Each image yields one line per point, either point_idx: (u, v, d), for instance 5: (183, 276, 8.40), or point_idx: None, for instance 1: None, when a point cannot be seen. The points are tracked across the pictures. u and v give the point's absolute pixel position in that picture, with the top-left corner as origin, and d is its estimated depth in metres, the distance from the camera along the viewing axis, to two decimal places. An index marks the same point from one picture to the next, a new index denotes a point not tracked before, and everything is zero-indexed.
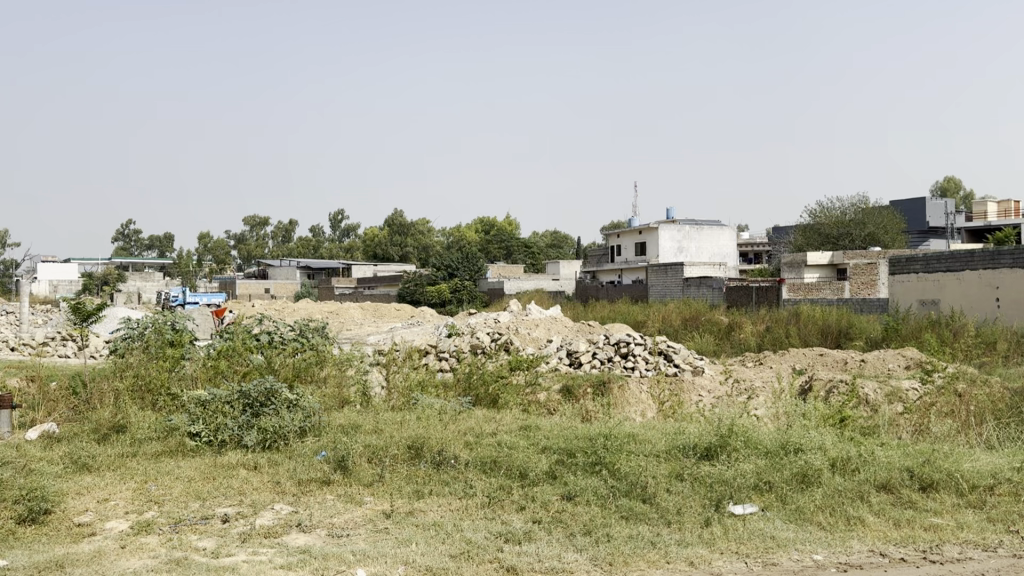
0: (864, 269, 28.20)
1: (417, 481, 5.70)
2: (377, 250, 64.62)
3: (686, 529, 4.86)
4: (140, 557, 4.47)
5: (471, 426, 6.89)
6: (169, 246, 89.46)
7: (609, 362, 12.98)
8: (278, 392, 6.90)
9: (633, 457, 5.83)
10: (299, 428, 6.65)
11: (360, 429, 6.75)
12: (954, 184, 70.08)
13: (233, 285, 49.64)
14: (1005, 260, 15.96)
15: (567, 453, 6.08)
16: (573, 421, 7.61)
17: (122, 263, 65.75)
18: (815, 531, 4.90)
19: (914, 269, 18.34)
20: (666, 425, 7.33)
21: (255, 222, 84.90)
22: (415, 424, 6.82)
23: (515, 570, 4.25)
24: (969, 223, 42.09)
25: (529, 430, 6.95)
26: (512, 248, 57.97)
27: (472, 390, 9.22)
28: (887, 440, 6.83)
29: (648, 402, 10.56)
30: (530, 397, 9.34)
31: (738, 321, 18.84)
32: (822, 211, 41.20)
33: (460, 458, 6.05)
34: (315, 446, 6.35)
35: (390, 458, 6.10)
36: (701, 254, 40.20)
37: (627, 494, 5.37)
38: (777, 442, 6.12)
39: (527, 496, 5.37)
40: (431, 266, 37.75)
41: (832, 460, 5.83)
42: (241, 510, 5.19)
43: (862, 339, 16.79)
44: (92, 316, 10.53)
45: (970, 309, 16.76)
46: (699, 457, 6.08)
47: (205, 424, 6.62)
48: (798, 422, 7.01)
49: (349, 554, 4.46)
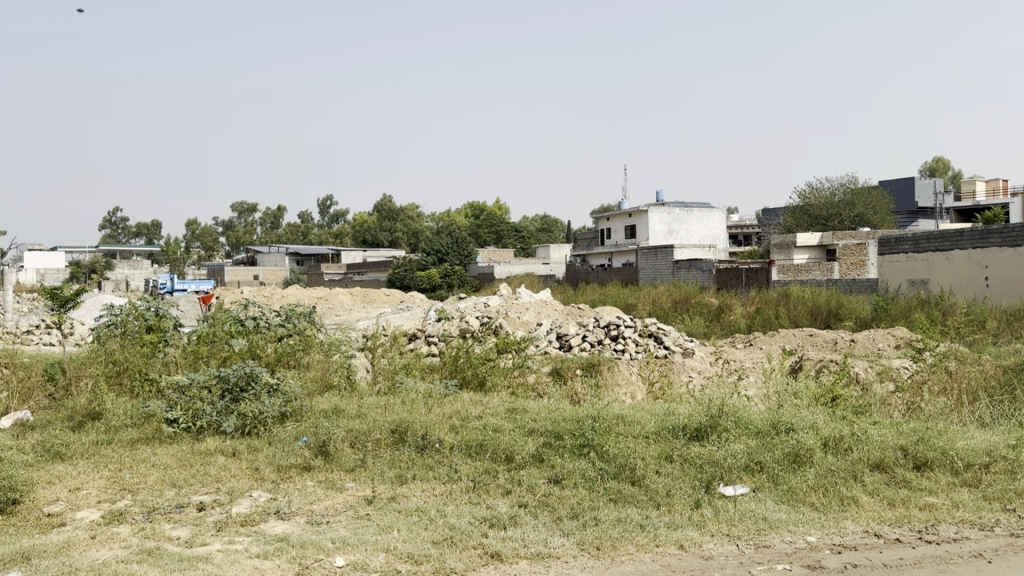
0: (853, 250, 28.14)
1: (400, 465, 5.55)
2: (366, 236, 64.27)
3: (676, 511, 4.73)
4: (111, 548, 4.31)
5: (457, 409, 6.74)
6: (156, 234, 88.83)
7: (599, 345, 12.84)
8: (258, 377, 6.74)
9: (622, 438, 5.69)
10: (279, 413, 6.49)
11: (343, 414, 6.59)
12: (943, 164, 70.07)
13: (221, 272, 49.29)
14: (994, 239, 15.87)
15: (554, 436, 5.94)
16: (561, 403, 7.47)
17: (109, 250, 65.25)
18: (807, 512, 4.77)
19: (904, 249, 18.26)
20: (655, 406, 7.21)
21: (243, 208, 84.34)
22: (399, 407, 6.66)
23: (499, 556, 4.10)
24: (958, 202, 42.06)
25: (516, 412, 6.81)
26: (503, 232, 57.73)
27: (459, 373, 9.07)
28: (879, 419, 6.72)
29: (637, 383, 10.44)
30: (517, 380, 9.20)
31: (728, 302, 18.74)
32: (812, 191, 41.09)
33: (444, 441, 5.89)
34: (295, 432, 6.19)
35: (373, 443, 5.94)
36: (691, 237, 40.10)
37: (616, 477, 5.23)
38: (768, 422, 5.99)
39: (512, 479, 5.23)
40: (421, 251, 37.51)
41: (825, 440, 5.71)
42: (218, 497, 5.04)
43: (852, 320, 16.73)
44: (70, 301, 10.33)
45: (960, 288, 16.69)
46: (689, 438, 5.94)
47: (183, 410, 6.45)
48: (789, 401, 6.89)
49: (328, 542, 4.30)
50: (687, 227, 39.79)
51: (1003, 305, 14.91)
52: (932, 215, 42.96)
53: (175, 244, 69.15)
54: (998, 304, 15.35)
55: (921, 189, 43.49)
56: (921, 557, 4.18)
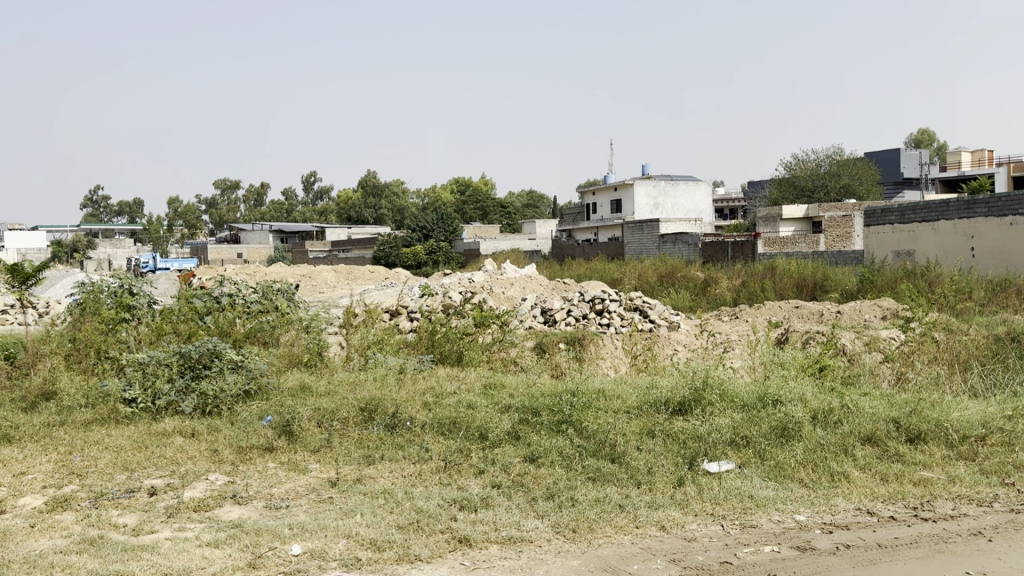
0: (839, 222, 27.96)
1: (368, 445, 5.24)
2: (351, 213, 63.64)
3: (658, 490, 4.46)
4: (50, 537, 4.00)
5: (432, 386, 6.45)
6: (138, 213, 87.76)
7: (583, 320, 12.56)
8: (221, 354, 6.42)
9: (602, 414, 5.42)
10: (243, 391, 6.17)
11: (312, 392, 6.28)
12: (927, 135, 69.99)
13: (204, 251, 48.53)
14: (980, 209, 15.67)
15: (531, 412, 5.66)
16: (541, 378, 7.19)
17: (89, 229, 64.28)
18: (796, 489, 4.53)
19: (889, 220, 18.03)
20: (637, 380, 6.95)
21: (226, 185, 83.37)
22: (370, 384, 6.34)
23: (468, 541, 3.82)
24: (944, 174, 41.97)
25: (493, 388, 6.53)
26: (488, 208, 57.16)
27: (437, 348, 8.76)
28: (869, 391, 6.48)
29: (621, 357, 10.18)
30: (498, 355, 8.91)
31: (714, 276, 18.50)
32: (798, 162, 40.82)
33: (416, 419, 5.59)
34: (259, 411, 5.87)
35: (340, 422, 5.63)
36: (677, 210, 39.84)
37: (595, 454, 4.95)
38: (755, 395, 5.74)
39: (486, 458, 4.94)
40: (406, 228, 37.03)
41: (814, 412, 5.45)
42: (171, 481, 4.73)
43: (837, 292, 16.53)
44: (32, 278, 9.93)
45: (945, 259, 16.51)
46: (672, 413, 5.68)
47: (141, 388, 6.12)
48: (776, 372, 6.64)
49: (285, 528, 4.01)
50: (673, 201, 39.51)
51: (990, 274, 14.73)
52: (917, 186, 42.91)
53: (157, 222, 68.29)
54: (984, 274, 15.17)
55: (906, 160, 43.37)
56: (916, 536, 3.94)
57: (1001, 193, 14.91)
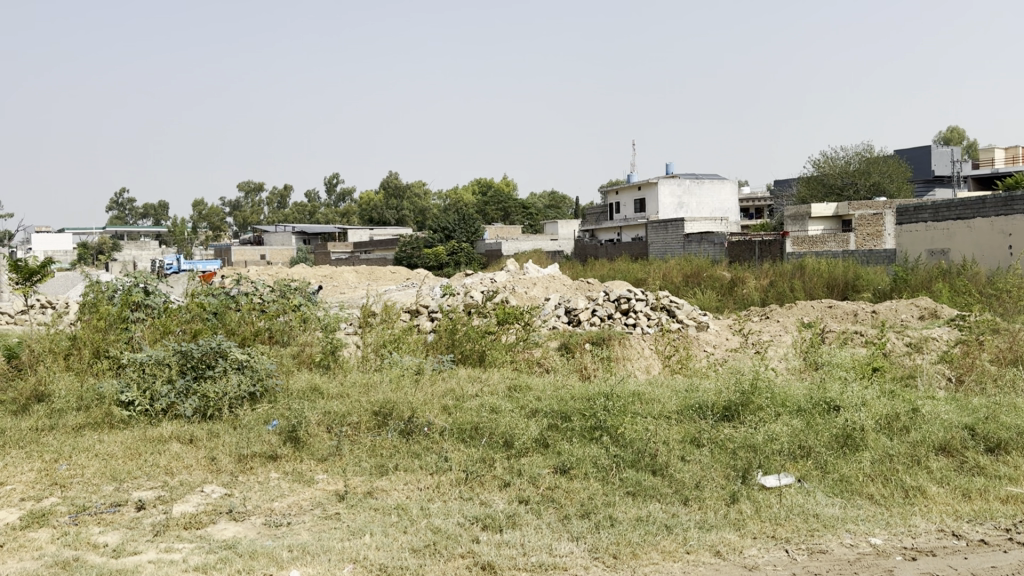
0: (869, 220, 27.10)
1: (381, 453, 4.73)
2: (373, 214, 63.48)
3: (708, 508, 3.92)
4: (20, 559, 3.52)
5: (452, 388, 5.93)
6: (163, 214, 88.30)
7: (609, 320, 12.00)
8: (226, 353, 5.95)
9: (639, 420, 4.89)
10: (247, 394, 5.70)
11: (322, 395, 5.78)
12: (956, 131, 68.31)
13: (227, 253, 48.46)
14: (1018, 206, 14.80)
15: (560, 417, 5.14)
16: (569, 380, 6.66)
17: (114, 231, 64.57)
18: (868, 507, 3.96)
19: (923, 218, 17.24)
20: (674, 382, 6.38)
21: (249, 188, 83.52)
22: (385, 385, 5.83)
23: (492, 568, 3.30)
24: (976, 171, 40.82)
25: (518, 391, 6.00)
26: (510, 209, 56.60)
27: (455, 348, 8.24)
28: (930, 395, 5.86)
29: (652, 358, 9.60)
30: (521, 356, 8.38)
31: (741, 275, 17.85)
32: (826, 159, 39.88)
33: (434, 425, 5.07)
34: (265, 415, 5.39)
35: (351, 427, 5.12)
36: (702, 209, 39.09)
37: (634, 466, 4.42)
38: (812, 398, 5.17)
39: (511, 469, 4.41)
40: (428, 228, 36.60)
41: (878, 418, 4.87)
42: (162, 494, 4.26)
43: (870, 291, 15.81)
44: (37, 274, 9.56)
45: (983, 258, 15.69)
46: (717, 419, 5.13)
47: (138, 390, 5.66)
48: (827, 373, 6.04)
49: (283, 550, 3.51)
50: (698, 199, 38.79)
51: None
52: (948, 184, 41.84)
53: (181, 224, 68.48)
54: None
55: (937, 157, 42.27)
56: (1017, 565, 3.37)
57: None
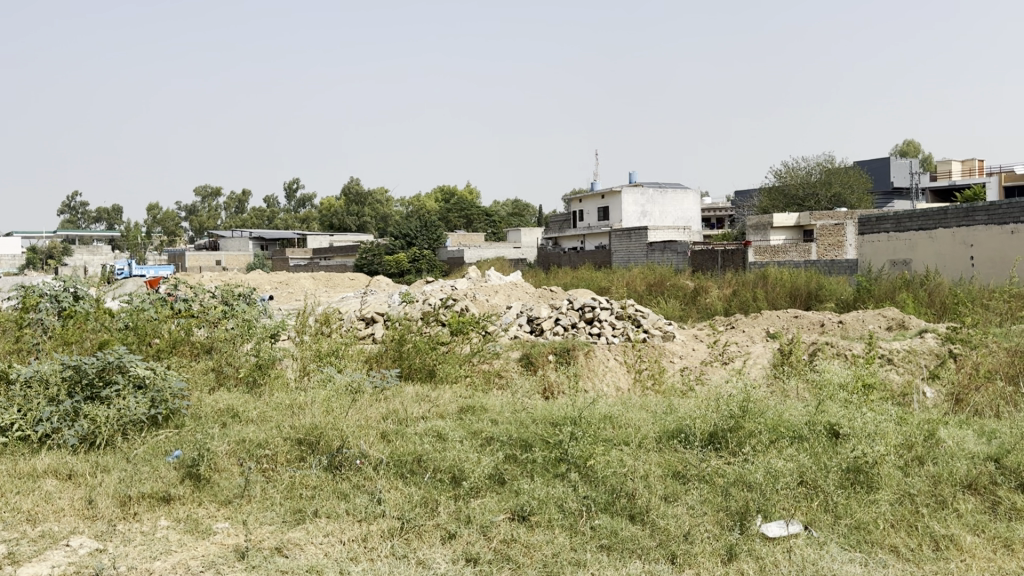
0: (831, 230, 26.71)
1: (302, 493, 3.88)
2: (334, 221, 62.09)
3: (700, 571, 3.14)
4: None
5: (392, 411, 5.08)
6: (117, 218, 85.66)
7: (573, 329, 11.24)
8: (127, 368, 5.08)
9: (614, 452, 4.11)
10: (147, 417, 4.81)
11: (239, 419, 4.91)
12: (913, 146, 68.92)
13: (182, 260, 46.81)
14: (980, 217, 14.29)
15: (519, 447, 4.34)
16: (529, 399, 5.82)
17: (64, 235, 62.46)
18: (895, 564, 3.21)
19: (885, 228, 16.72)
20: (649, 401, 5.58)
21: (207, 193, 81.41)
22: (313, 406, 4.95)
23: None
24: (935, 184, 40.96)
25: (469, 413, 5.17)
26: (473, 216, 55.65)
27: (402, 361, 7.35)
28: (931, 416, 5.11)
29: (618, 371, 8.82)
30: (475, 369, 7.53)
31: (705, 284, 17.24)
32: (788, 169, 39.69)
33: (367, 455, 4.23)
34: (166, 445, 4.52)
35: (267, 460, 4.26)
36: (665, 218, 38.68)
37: (608, 510, 3.64)
38: (812, 424, 4.45)
39: (458, 514, 3.59)
40: (389, 235, 35.59)
41: (890, 449, 4.13)
42: (14, 549, 3.36)
43: (833, 301, 15.24)
44: None
45: (946, 269, 15.16)
46: (703, 449, 4.36)
47: (16, 411, 4.74)
48: (820, 392, 5.29)
49: None
50: (661, 208, 38.39)
51: (993, 284, 13.37)
52: (907, 194, 41.92)
53: (134, 229, 66.47)
54: (988, 284, 13.81)
55: (896, 170, 42.30)
56: None
57: (1001, 200, 13.57)
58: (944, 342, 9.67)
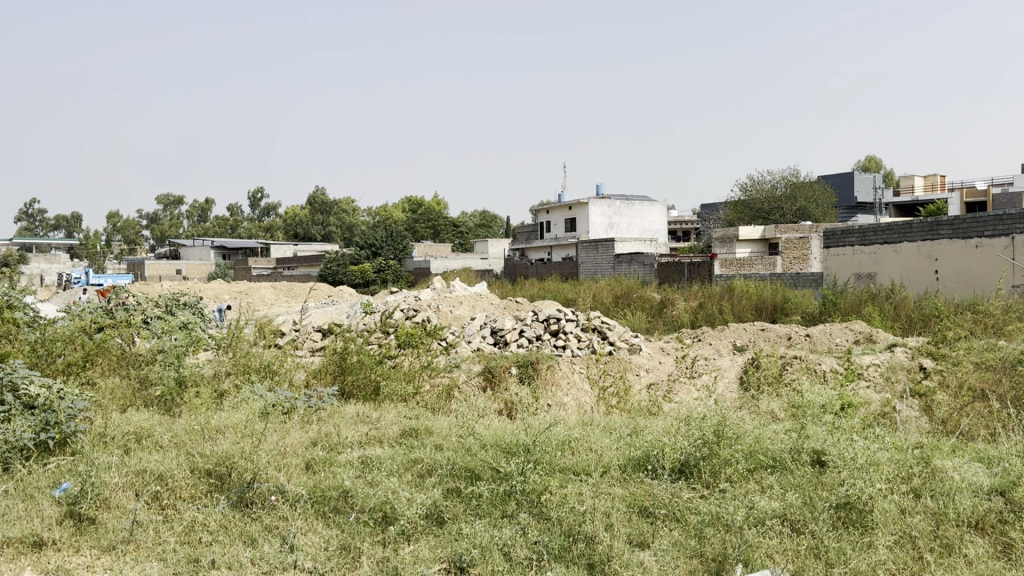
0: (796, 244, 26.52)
1: (202, 537, 3.27)
2: (299, 230, 61.08)
3: None
4: None
5: (325, 436, 4.46)
6: (75, 226, 83.64)
7: (537, 341, 10.70)
8: (18, 387, 4.42)
9: (572, 487, 3.56)
10: (36, 444, 4.15)
11: (145, 446, 4.28)
12: (877, 161, 70.15)
13: (141, 269, 45.56)
14: (944, 231, 13.99)
15: (464, 479, 3.78)
16: (480, 419, 5.27)
17: (20, 242, 60.62)
18: None
19: (850, 241, 16.41)
20: (613, 423, 5.04)
21: (169, 201, 79.80)
22: (233, 430, 4.33)
23: None
24: (898, 199, 41.27)
25: (411, 438, 4.60)
26: (440, 227, 55.04)
27: (344, 377, 6.72)
28: (918, 441, 4.60)
29: (580, 385, 8.26)
30: (424, 385, 6.93)
31: (671, 297, 16.82)
32: (754, 183, 39.71)
33: (285, 489, 3.63)
34: (53, 477, 3.87)
35: (170, 496, 3.64)
36: (632, 230, 38.42)
37: (562, 559, 3.08)
38: (796, 453, 3.95)
39: (384, 566, 3.00)
40: (353, 245, 34.81)
41: (884, 481, 3.63)
42: None
43: (799, 314, 14.87)
44: None
45: (910, 283, 14.85)
46: (674, 480, 3.83)
47: None
48: (798, 418, 4.78)
49: None
50: (628, 220, 38.13)
51: (959, 298, 13.05)
52: (871, 210, 42.10)
53: (93, 238, 64.77)
54: (954, 298, 13.48)
55: (860, 185, 42.51)
56: None
57: (966, 214, 13.28)
58: (918, 357, 9.27)
